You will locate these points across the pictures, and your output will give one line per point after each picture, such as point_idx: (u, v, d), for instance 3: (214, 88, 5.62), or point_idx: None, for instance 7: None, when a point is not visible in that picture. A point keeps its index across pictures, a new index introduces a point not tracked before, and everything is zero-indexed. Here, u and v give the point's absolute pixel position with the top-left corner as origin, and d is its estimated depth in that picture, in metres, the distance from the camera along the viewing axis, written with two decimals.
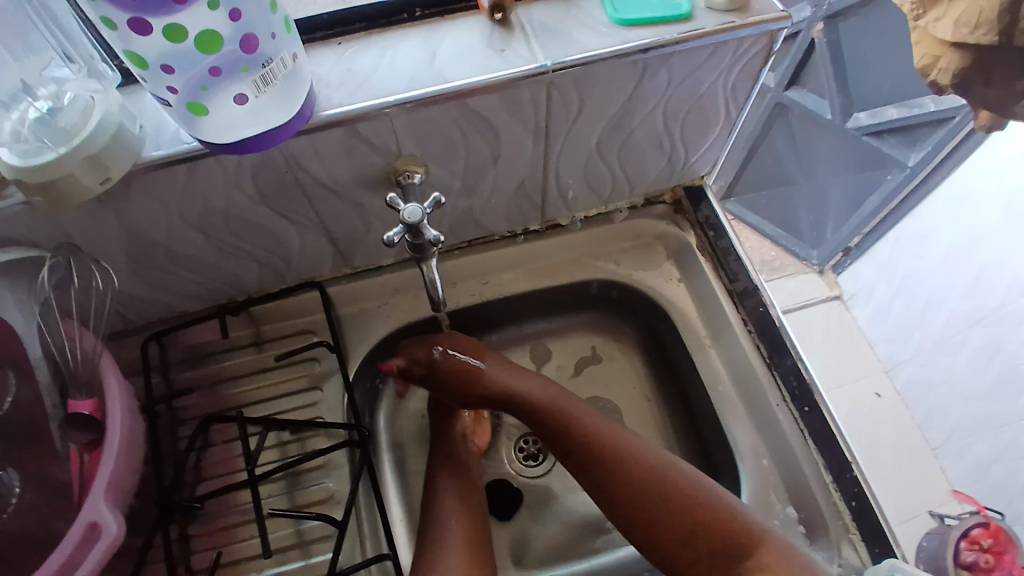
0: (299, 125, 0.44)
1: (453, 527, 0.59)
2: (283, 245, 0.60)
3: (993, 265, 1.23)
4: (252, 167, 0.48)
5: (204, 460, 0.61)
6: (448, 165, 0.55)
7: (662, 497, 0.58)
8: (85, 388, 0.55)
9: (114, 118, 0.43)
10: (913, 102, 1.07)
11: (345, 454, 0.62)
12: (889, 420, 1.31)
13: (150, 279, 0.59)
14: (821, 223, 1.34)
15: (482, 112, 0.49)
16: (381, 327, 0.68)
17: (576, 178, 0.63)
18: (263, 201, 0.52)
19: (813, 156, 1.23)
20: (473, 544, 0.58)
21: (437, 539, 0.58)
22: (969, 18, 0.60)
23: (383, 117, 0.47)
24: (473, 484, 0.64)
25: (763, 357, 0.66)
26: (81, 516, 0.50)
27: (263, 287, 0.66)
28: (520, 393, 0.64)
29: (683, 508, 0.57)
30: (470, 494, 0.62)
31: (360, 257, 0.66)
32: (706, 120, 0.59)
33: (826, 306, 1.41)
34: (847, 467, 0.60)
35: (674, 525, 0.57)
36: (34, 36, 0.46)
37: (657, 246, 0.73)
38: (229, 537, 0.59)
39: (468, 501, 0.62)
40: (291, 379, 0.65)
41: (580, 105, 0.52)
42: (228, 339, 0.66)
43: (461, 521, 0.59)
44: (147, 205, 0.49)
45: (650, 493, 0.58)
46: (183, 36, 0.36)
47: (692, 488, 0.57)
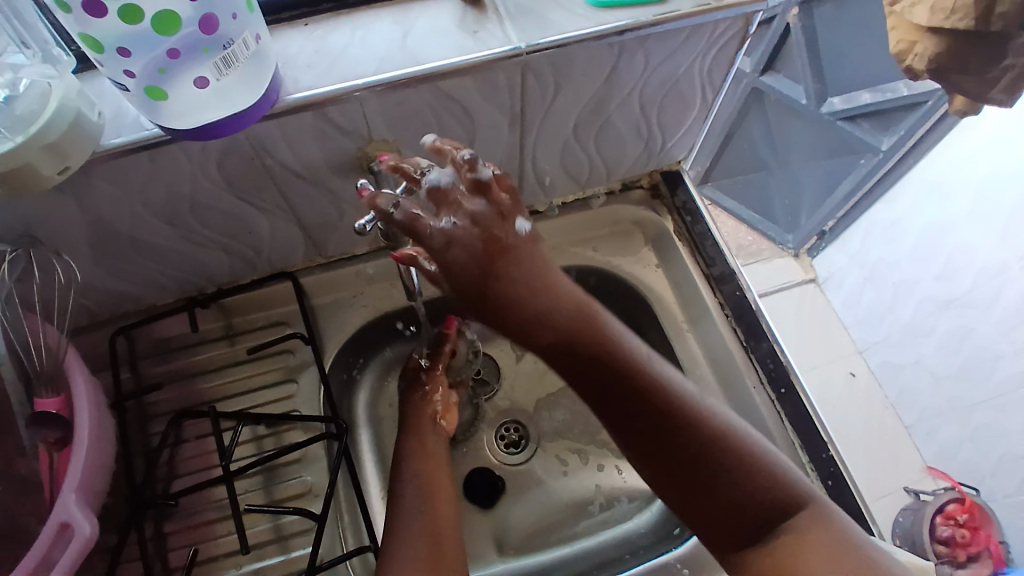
0: (265, 109, 0.43)
1: (412, 527, 0.51)
2: (254, 234, 0.58)
3: (963, 250, 1.17)
4: (218, 153, 0.47)
5: (177, 456, 0.60)
6: (422, 150, 0.54)
7: (688, 432, 0.48)
8: (51, 384, 0.53)
9: (73, 104, 0.41)
10: (887, 86, 1.09)
11: (322, 447, 0.61)
12: (861, 401, 1.34)
13: (116, 270, 0.57)
14: (796, 208, 1.40)
15: (456, 95, 0.48)
16: (358, 317, 0.67)
17: (553, 164, 0.62)
18: (231, 188, 0.51)
19: (789, 145, 1.27)
20: (436, 540, 0.51)
21: (392, 541, 0.50)
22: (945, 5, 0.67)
23: (354, 101, 0.45)
24: (440, 478, 0.56)
25: (741, 341, 0.66)
26: (52, 516, 0.48)
27: (235, 278, 0.64)
28: (547, 302, 0.49)
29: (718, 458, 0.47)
30: (437, 489, 0.55)
31: (334, 246, 0.65)
32: (683, 104, 0.59)
33: (801, 288, 1.45)
34: (823, 447, 0.61)
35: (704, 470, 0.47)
36: None
37: (635, 232, 0.73)
38: (204, 535, 0.58)
39: (432, 497, 0.54)
40: (266, 371, 0.64)
41: (556, 89, 0.51)
42: (200, 332, 0.64)
43: (422, 520, 0.52)
44: (109, 193, 0.47)
45: (679, 430, 0.48)
46: (141, 17, 0.34)
47: (726, 424, 0.48)
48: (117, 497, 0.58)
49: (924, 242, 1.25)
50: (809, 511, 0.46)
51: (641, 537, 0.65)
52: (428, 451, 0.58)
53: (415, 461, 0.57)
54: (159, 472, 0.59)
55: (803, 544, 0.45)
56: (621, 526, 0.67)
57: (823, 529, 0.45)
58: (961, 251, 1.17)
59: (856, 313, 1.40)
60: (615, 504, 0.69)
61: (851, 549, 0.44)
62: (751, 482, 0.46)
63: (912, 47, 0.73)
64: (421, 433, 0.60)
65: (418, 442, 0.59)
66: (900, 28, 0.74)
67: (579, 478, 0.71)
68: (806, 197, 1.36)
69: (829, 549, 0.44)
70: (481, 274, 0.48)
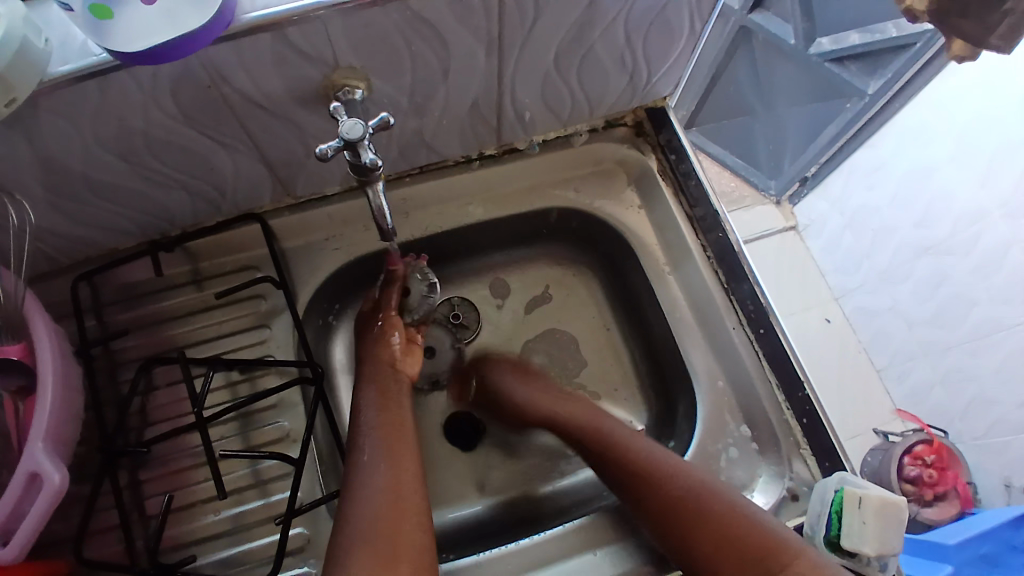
0: (219, 31, 0.39)
1: (371, 521, 0.48)
2: (217, 172, 0.55)
3: (942, 197, 1.18)
4: (171, 81, 0.43)
5: (149, 404, 0.58)
6: (393, 80, 0.51)
7: (701, 519, 0.52)
8: (12, 332, 0.51)
9: (18, 31, 0.39)
10: (875, 27, 1.05)
11: (298, 392, 0.60)
12: (835, 344, 1.37)
13: (73, 213, 0.54)
14: (779, 153, 1.39)
15: (428, 17, 0.45)
16: (331, 260, 0.65)
17: (533, 99, 0.60)
18: (188, 120, 0.47)
19: (773, 87, 1.25)
20: (395, 535, 0.47)
21: (345, 539, 0.47)
22: None
23: (317, 21, 0.42)
24: (409, 461, 0.52)
25: (721, 283, 0.66)
26: (20, 467, 0.47)
27: (199, 220, 0.61)
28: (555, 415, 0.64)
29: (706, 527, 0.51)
30: (404, 476, 0.51)
31: (304, 186, 0.62)
32: (669, 35, 0.56)
33: (781, 236, 1.48)
34: (799, 386, 0.61)
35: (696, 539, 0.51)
36: None
37: (618, 172, 0.71)
38: (181, 481, 0.57)
39: (398, 487, 0.50)
40: (237, 317, 0.62)
41: (536, 13, 0.48)
42: (165, 277, 0.62)
43: (382, 513, 0.48)
44: (56, 127, 0.44)
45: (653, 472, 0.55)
46: None
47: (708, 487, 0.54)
48: (89, 446, 0.57)
49: (904, 185, 1.24)
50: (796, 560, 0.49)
51: None
52: (392, 408, 0.55)
53: (375, 417, 0.54)
54: (132, 420, 0.58)
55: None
56: None
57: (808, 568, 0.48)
58: (940, 197, 1.18)
59: (834, 259, 1.40)
60: None
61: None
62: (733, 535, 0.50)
63: None
64: (384, 388, 0.57)
65: (379, 398, 0.56)
66: None
67: None
68: (789, 142, 1.35)
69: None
70: (512, 385, 0.67)
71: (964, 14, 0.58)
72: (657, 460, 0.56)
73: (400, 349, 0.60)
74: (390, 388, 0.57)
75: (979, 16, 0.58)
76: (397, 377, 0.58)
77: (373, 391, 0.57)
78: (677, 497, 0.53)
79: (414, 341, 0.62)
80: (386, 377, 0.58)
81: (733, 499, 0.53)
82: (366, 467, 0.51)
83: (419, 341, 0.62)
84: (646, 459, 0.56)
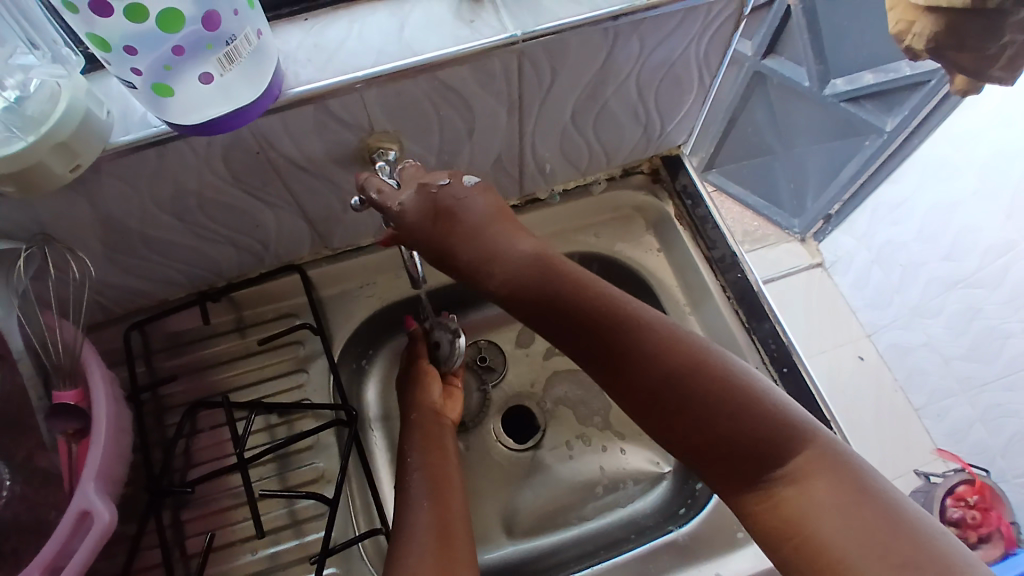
0: (267, 104, 0.44)
1: (420, 531, 0.52)
2: (260, 227, 0.60)
3: (971, 229, 1.17)
4: (223, 148, 0.48)
5: (193, 446, 0.61)
6: (423, 140, 0.55)
7: (683, 387, 0.48)
8: (70, 378, 0.54)
9: (81, 103, 0.42)
10: (889, 67, 1.08)
11: (333, 434, 0.63)
12: (868, 382, 1.34)
13: (128, 266, 0.58)
14: (802, 191, 1.39)
15: (454, 84, 0.49)
16: (365, 307, 0.69)
17: (553, 151, 0.63)
18: (236, 181, 0.52)
19: (793, 129, 1.29)
20: (445, 539, 0.51)
21: (400, 541, 0.51)
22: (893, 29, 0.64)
23: (353, 92, 0.46)
24: (449, 484, 0.56)
25: (743, 322, 0.67)
26: (72, 505, 0.50)
27: (243, 271, 0.66)
28: (518, 291, 0.51)
29: (687, 399, 0.48)
30: (445, 498, 0.55)
31: (340, 238, 0.66)
32: (680, 88, 0.60)
33: (809, 272, 1.42)
34: (826, 424, 0.62)
35: (681, 415, 0.48)
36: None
37: (637, 218, 0.74)
38: (222, 521, 0.59)
39: (440, 505, 0.54)
40: (275, 362, 0.66)
41: (553, 75, 0.52)
42: (211, 325, 0.66)
43: (429, 526, 0.52)
44: (118, 189, 0.49)
45: (635, 362, 0.49)
46: (145, 16, 0.35)
47: (689, 350, 0.49)
48: (136, 486, 0.60)
49: (929, 220, 1.25)
50: (800, 454, 0.46)
51: (646, 517, 0.67)
52: (441, 466, 0.57)
53: (422, 478, 0.56)
54: (177, 462, 0.61)
55: (800, 486, 0.45)
56: (629, 507, 0.69)
57: (827, 460, 0.45)
58: (966, 230, 1.18)
59: (863, 295, 1.40)
60: (620, 487, 0.70)
61: (859, 480, 0.45)
62: (725, 411, 0.47)
63: (911, 28, 0.61)
64: (431, 448, 0.59)
65: (427, 458, 0.58)
66: (898, 8, 0.62)
67: (585, 460, 0.72)
68: (812, 179, 1.36)
69: (835, 489, 0.44)
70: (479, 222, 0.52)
71: (960, 49, 0.61)
72: (656, 357, 0.48)
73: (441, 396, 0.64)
74: (437, 451, 0.59)
75: (976, 48, 0.61)
76: (446, 432, 0.61)
77: (421, 453, 0.58)
78: (650, 365, 0.49)
79: (454, 387, 0.67)
80: (432, 440, 0.60)
81: (724, 367, 0.48)
82: (410, 494, 0.55)
83: (458, 386, 0.67)
84: (641, 333, 0.49)
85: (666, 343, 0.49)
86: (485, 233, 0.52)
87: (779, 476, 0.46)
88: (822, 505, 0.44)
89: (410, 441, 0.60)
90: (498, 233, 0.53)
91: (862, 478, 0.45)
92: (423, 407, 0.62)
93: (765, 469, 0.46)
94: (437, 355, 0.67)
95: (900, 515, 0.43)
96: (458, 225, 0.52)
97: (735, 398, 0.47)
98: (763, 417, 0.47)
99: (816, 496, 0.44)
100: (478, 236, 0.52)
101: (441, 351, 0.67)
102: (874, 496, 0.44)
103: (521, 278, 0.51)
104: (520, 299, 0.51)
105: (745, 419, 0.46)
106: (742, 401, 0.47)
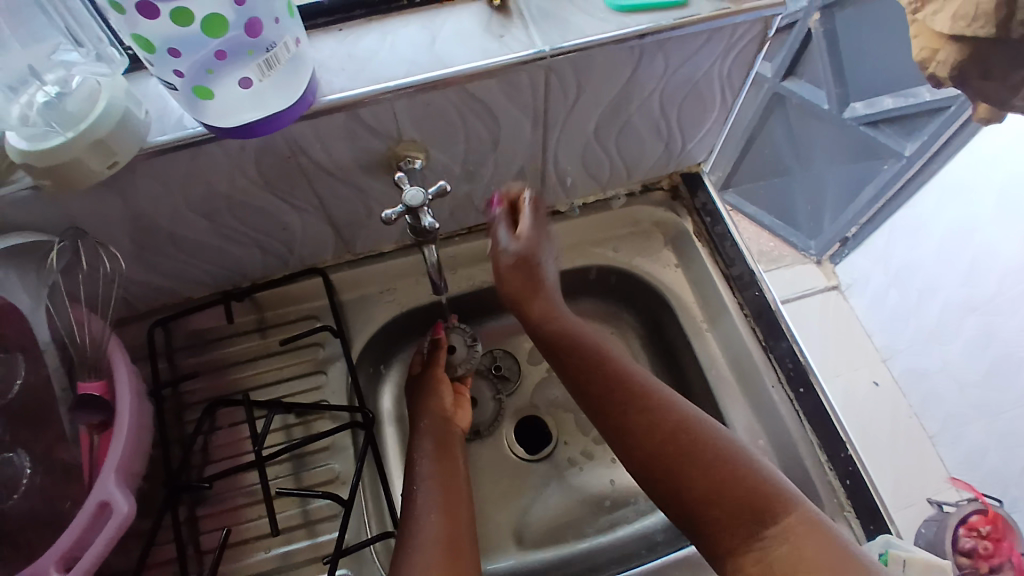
0: (301, 110, 0.45)
1: (430, 534, 0.52)
2: (286, 229, 0.61)
3: (987, 253, 1.16)
4: (256, 152, 0.49)
5: (211, 443, 0.62)
6: (448, 151, 0.56)
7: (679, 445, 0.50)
8: (93, 370, 0.55)
9: (121, 103, 0.44)
10: (909, 91, 1.09)
11: (348, 436, 0.64)
12: (885, 407, 1.37)
13: (156, 263, 0.60)
14: (818, 214, 1.43)
15: (483, 97, 0.51)
16: (383, 312, 0.70)
17: (574, 164, 0.64)
18: (266, 184, 0.53)
19: (812, 150, 1.32)
20: (453, 542, 0.52)
21: (410, 540, 0.52)
22: (929, 45, 0.69)
23: (384, 102, 0.48)
24: (458, 491, 0.57)
25: (760, 340, 0.67)
26: (92, 496, 0.50)
27: (267, 273, 0.67)
28: (558, 338, 0.58)
29: (685, 455, 0.49)
30: (453, 504, 0.56)
31: (362, 244, 0.67)
32: (703, 107, 0.61)
33: (825, 295, 1.49)
34: (841, 446, 0.61)
35: (684, 473, 0.49)
36: (40, 20, 0.46)
37: (655, 232, 0.74)
38: (236, 518, 0.60)
39: (449, 509, 0.55)
40: (294, 364, 0.66)
41: (578, 92, 0.53)
42: (233, 325, 0.67)
43: (439, 529, 0.53)
44: (152, 187, 0.50)
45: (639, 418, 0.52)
46: (189, 20, 0.36)
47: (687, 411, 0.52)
48: (153, 481, 0.61)
49: (948, 242, 1.24)
50: (791, 516, 0.45)
51: (658, 532, 0.66)
52: (446, 473, 0.58)
53: (430, 485, 0.57)
54: (194, 458, 0.62)
55: (793, 546, 0.44)
56: (637, 522, 0.68)
57: (818, 528, 0.45)
58: (984, 252, 1.16)
59: (882, 317, 1.42)
60: (629, 503, 0.70)
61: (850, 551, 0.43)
62: (719, 468, 0.48)
63: (934, 54, 0.69)
64: (440, 458, 0.59)
65: (434, 466, 0.58)
66: (920, 35, 0.70)
67: (595, 473, 0.72)
68: (828, 199, 1.38)
69: (827, 551, 0.43)
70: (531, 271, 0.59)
71: (986, 78, 0.68)
72: (660, 414, 0.52)
73: (450, 404, 0.65)
74: (446, 458, 0.59)
75: (1000, 77, 0.68)
76: (454, 440, 0.62)
77: (429, 460, 0.59)
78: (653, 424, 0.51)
79: (462, 396, 0.67)
80: (441, 451, 0.60)
81: (718, 430, 0.51)
82: (421, 502, 0.55)
83: (466, 396, 0.68)
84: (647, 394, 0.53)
85: (669, 409, 0.52)
86: (533, 279, 0.59)
87: (771, 538, 0.45)
88: (815, 569, 0.43)
89: (419, 444, 0.61)
90: (545, 289, 0.60)
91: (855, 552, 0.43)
92: (431, 414, 0.63)
93: (761, 529, 0.46)
94: (452, 358, 0.68)
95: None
96: (516, 262, 0.59)
97: (727, 458, 0.48)
98: (755, 479, 0.47)
99: (808, 560, 0.43)
100: (529, 279, 0.59)
101: (455, 353, 0.68)
102: (865, 565, 0.42)
103: (563, 329, 0.58)
104: (561, 347, 0.58)
105: (738, 476, 0.47)
106: (733, 462, 0.48)
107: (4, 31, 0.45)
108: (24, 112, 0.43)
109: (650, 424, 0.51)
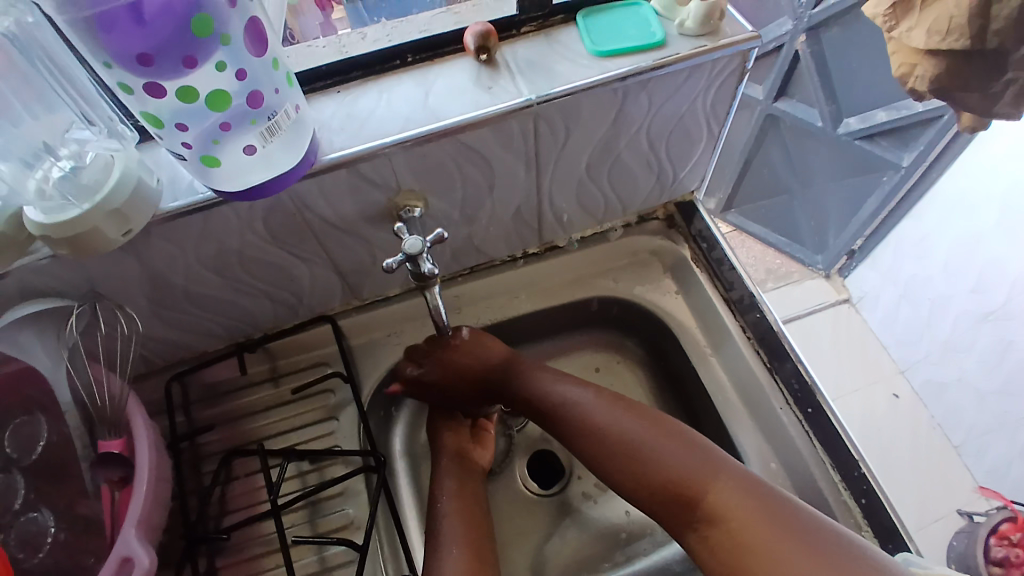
0: (304, 169, 0.47)
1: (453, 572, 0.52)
2: (295, 281, 0.63)
3: (997, 261, 1.14)
4: (263, 211, 0.52)
5: (228, 493, 0.63)
6: (447, 197, 0.58)
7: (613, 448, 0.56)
8: (113, 427, 0.57)
9: (133, 173, 0.46)
10: (901, 104, 1.11)
11: (362, 480, 0.64)
12: (905, 422, 1.35)
13: (172, 320, 0.62)
14: (822, 229, 1.45)
15: (476, 146, 0.53)
16: (391, 355, 0.71)
17: (569, 202, 0.66)
18: (274, 240, 0.56)
19: (809, 169, 1.36)
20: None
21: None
22: (907, 61, 0.76)
23: (383, 156, 0.50)
24: (478, 527, 0.58)
25: (764, 363, 0.67)
26: (114, 551, 0.51)
27: (279, 323, 0.69)
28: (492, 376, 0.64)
29: (616, 454, 0.56)
30: (474, 541, 0.56)
31: (369, 289, 0.69)
32: (690, 139, 0.62)
33: (833, 310, 1.50)
34: (854, 466, 0.61)
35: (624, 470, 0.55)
36: (50, 94, 0.46)
37: (654, 261, 0.75)
38: (254, 567, 0.61)
39: (471, 546, 0.55)
40: (306, 411, 0.68)
41: (567, 134, 0.55)
42: (246, 375, 0.69)
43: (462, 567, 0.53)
44: (165, 249, 0.52)
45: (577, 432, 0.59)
46: (195, 96, 0.39)
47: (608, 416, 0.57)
48: (173, 534, 0.61)
49: (954, 254, 1.22)
50: (710, 488, 0.51)
51: (676, 562, 0.66)
52: (467, 492, 0.60)
53: (453, 504, 0.58)
54: (212, 509, 0.62)
55: (715, 517, 0.49)
56: (654, 555, 0.67)
57: (747, 499, 0.49)
58: (991, 263, 1.15)
59: (895, 332, 1.40)
60: (646, 535, 0.69)
61: (784, 518, 0.48)
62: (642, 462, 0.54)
63: (913, 70, 0.75)
64: (461, 478, 0.61)
65: (456, 485, 0.60)
66: (899, 53, 0.77)
67: (610, 506, 0.71)
68: (831, 216, 1.40)
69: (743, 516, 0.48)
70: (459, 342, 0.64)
71: (966, 89, 0.74)
72: (586, 425, 0.58)
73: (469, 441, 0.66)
74: (467, 478, 0.61)
75: (981, 87, 0.74)
76: (472, 466, 0.64)
77: (450, 479, 0.61)
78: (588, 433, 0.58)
79: (483, 433, 0.68)
80: (463, 469, 0.62)
81: (639, 422, 0.56)
82: (443, 541, 0.55)
83: (487, 434, 0.68)
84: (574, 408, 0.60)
85: (609, 424, 0.57)
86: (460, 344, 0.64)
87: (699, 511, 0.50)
88: (733, 528, 0.48)
89: (438, 482, 0.61)
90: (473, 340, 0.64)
91: (789, 517, 0.48)
92: (447, 452, 0.63)
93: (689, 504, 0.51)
94: None
95: (793, 536, 0.46)
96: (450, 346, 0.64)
97: (650, 449, 0.54)
98: (676, 461, 0.53)
99: (728, 524, 0.49)
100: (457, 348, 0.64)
101: None
102: (771, 520, 0.48)
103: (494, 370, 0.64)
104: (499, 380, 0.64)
105: (660, 463, 0.53)
106: (654, 452, 0.54)
107: (12, 101, 0.44)
108: (40, 186, 0.46)
109: (596, 443, 0.57)
